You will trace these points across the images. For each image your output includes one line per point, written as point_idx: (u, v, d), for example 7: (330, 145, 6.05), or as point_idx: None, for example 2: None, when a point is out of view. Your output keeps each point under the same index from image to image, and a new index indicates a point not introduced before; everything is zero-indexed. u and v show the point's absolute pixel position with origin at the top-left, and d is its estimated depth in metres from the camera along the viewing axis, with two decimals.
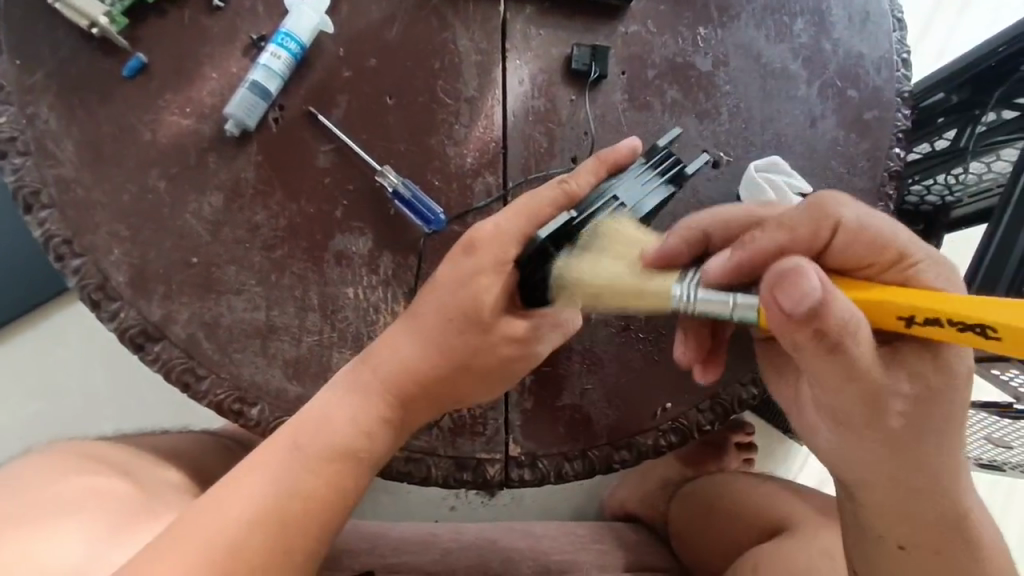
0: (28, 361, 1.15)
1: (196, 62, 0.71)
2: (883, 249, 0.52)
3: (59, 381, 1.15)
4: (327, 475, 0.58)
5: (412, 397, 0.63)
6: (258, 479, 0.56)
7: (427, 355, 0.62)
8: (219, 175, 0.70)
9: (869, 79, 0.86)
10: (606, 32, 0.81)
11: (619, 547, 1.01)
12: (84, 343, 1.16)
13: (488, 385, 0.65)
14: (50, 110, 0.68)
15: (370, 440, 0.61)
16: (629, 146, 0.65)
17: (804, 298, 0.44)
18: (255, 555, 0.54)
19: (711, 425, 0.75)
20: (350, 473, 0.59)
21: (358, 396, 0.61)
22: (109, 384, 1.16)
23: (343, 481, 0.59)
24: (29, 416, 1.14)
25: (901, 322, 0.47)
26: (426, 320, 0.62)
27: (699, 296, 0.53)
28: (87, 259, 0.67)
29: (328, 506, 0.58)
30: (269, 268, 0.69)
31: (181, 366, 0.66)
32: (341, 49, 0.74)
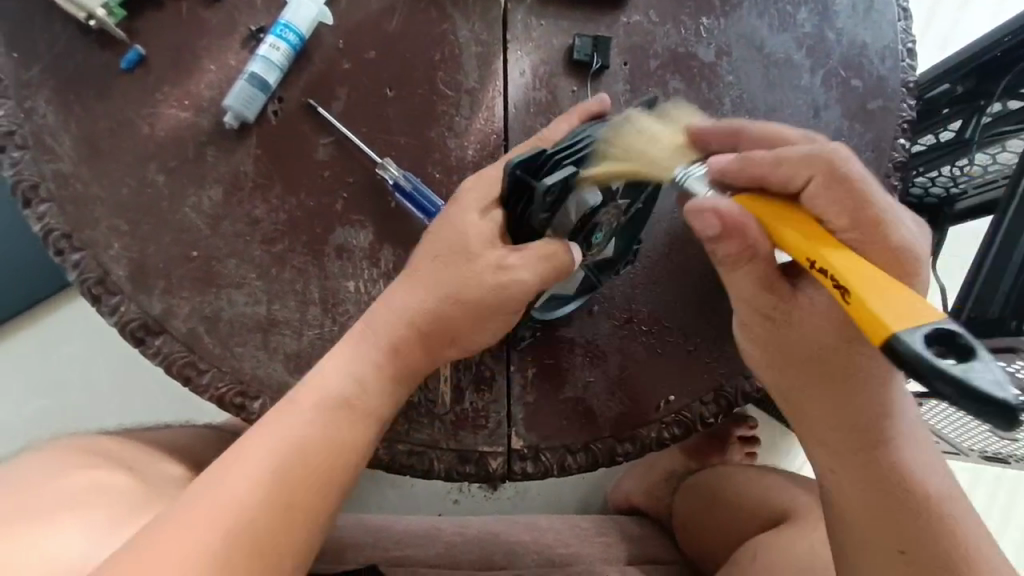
0: (30, 357, 1.15)
1: (194, 55, 0.71)
2: (861, 206, 0.53)
3: (60, 376, 1.15)
4: (339, 433, 0.58)
5: (418, 357, 0.63)
6: (267, 440, 0.56)
7: (439, 317, 0.62)
8: (218, 168, 0.69)
9: (873, 69, 0.85)
10: (607, 22, 0.80)
11: (622, 539, 1.01)
12: (86, 339, 1.16)
13: (481, 319, 0.63)
14: (47, 104, 0.67)
15: (366, 390, 0.61)
16: (597, 102, 0.70)
17: (710, 224, 0.56)
18: (257, 504, 0.53)
19: (715, 418, 0.74)
20: (345, 420, 0.59)
21: (367, 362, 0.61)
22: (111, 379, 1.16)
23: (339, 430, 0.58)
24: (32, 411, 1.14)
25: (806, 261, 0.50)
26: (435, 282, 0.62)
27: (694, 179, 0.60)
28: (86, 253, 0.66)
29: (329, 455, 0.57)
30: (269, 262, 0.68)
31: (182, 360, 0.66)
32: (340, 41, 0.74)
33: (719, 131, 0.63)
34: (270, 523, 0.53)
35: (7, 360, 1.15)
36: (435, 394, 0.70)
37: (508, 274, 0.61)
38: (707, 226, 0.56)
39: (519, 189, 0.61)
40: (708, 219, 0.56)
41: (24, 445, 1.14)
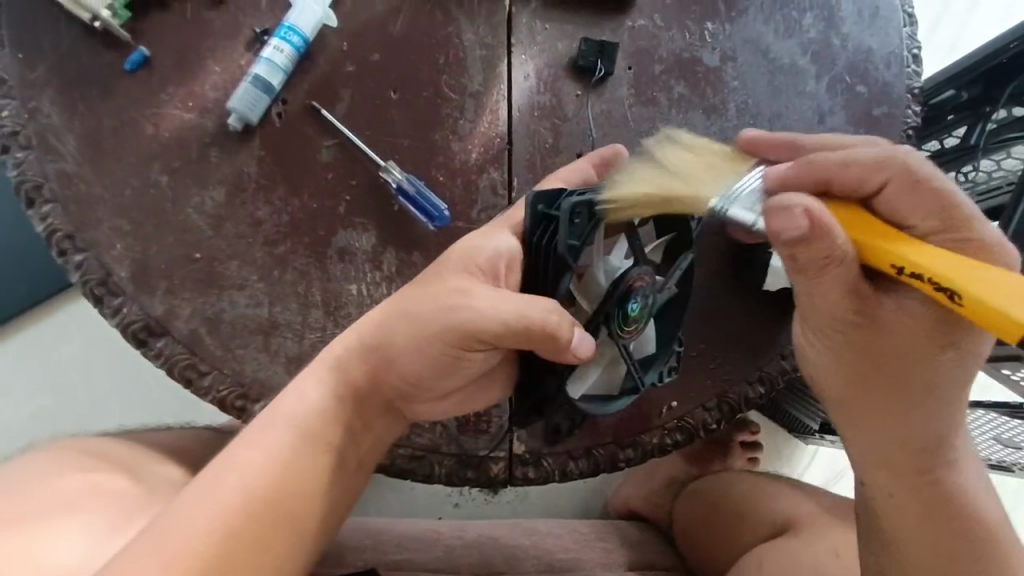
0: (33, 356, 1.15)
1: (199, 56, 0.71)
2: (919, 191, 0.47)
3: (62, 376, 1.15)
4: (292, 464, 0.57)
5: (376, 389, 0.62)
6: (230, 473, 0.54)
7: (394, 341, 0.59)
8: (221, 169, 0.69)
9: (879, 75, 0.85)
10: (612, 27, 0.80)
11: (622, 545, 1.00)
12: (89, 339, 1.16)
13: (434, 342, 0.58)
14: (52, 104, 0.67)
15: (325, 420, 0.60)
16: (611, 151, 0.70)
17: (792, 224, 0.45)
18: (203, 540, 0.50)
19: (717, 424, 0.75)
20: (301, 453, 0.58)
21: (325, 390, 0.60)
22: (112, 378, 1.16)
23: (293, 461, 0.57)
24: (30, 412, 1.14)
25: (893, 271, 0.46)
26: (396, 305, 0.59)
27: (735, 204, 0.56)
28: (89, 254, 0.66)
29: (277, 489, 0.55)
30: (272, 264, 0.68)
31: (184, 362, 0.66)
32: (344, 43, 0.74)
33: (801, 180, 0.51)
34: (238, 555, 0.52)
35: (8, 360, 1.15)
36: None
37: (468, 295, 0.57)
38: (790, 224, 0.45)
39: (541, 221, 0.61)
40: (791, 218, 0.45)
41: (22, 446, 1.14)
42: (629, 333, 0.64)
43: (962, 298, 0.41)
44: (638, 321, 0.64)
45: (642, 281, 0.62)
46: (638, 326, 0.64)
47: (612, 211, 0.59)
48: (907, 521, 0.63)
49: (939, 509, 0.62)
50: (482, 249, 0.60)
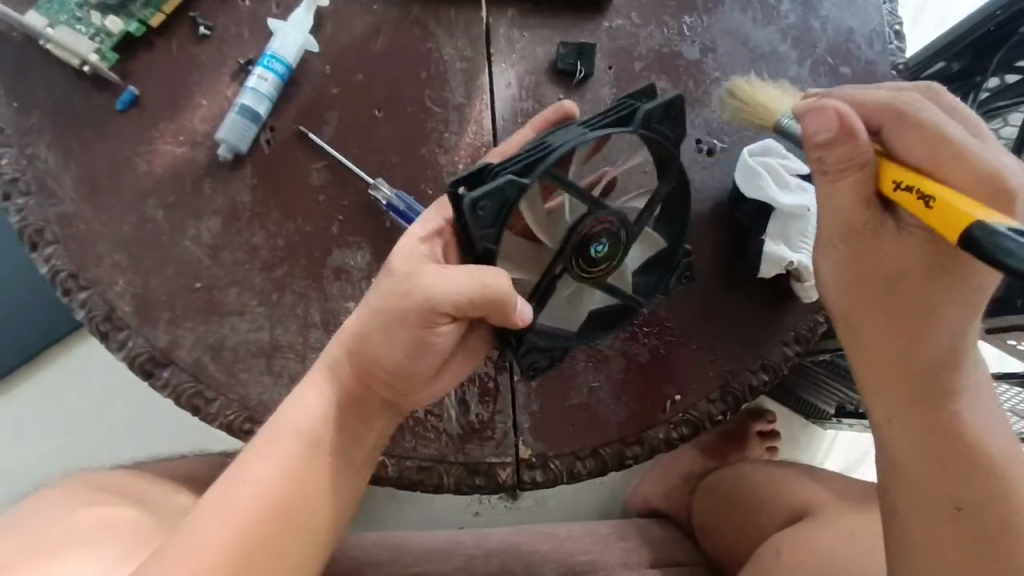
0: (48, 397, 1.17)
1: (187, 90, 0.72)
2: (939, 142, 0.50)
3: (77, 414, 1.17)
4: (292, 472, 0.58)
5: (369, 394, 0.62)
6: (236, 488, 0.56)
7: (368, 340, 0.60)
8: (215, 200, 0.71)
9: (861, 54, 0.85)
10: (590, 28, 0.81)
11: (645, 544, 1.00)
12: (101, 377, 1.18)
13: (400, 331, 0.58)
14: (48, 149, 0.69)
15: (320, 425, 0.60)
16: (558, 108, 0.68)
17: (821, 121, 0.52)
18: (215, 553, 0.52)
19: (723, 415, 0.75)
20: (301, 460, 0.59)
21: (318, 396, 0.61)
22: (126, 414, 1.18)
23: (293, 468, 0.58)
24: (47, 452, 1.16)
25: (892, 186, 0.53)
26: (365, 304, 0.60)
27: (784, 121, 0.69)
28: (91, 291, 0.68)
29: (282, 495, 0.57)
30: (270, 287, 0.70)
31: (190, 391, 0.67)
32: (327, 67, 0.75)
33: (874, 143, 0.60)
34: (252, 564, 0.54)
35: (24, 402, 1.17)
36: (439, 407, 0.70)
37: (417, 276, 0.57)
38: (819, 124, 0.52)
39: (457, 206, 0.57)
40: (824, 118, 0.52)
41: (37, 484, 1.16)
42: (599, 274, 0.63)
43: (933, 203, 0.49)
44: (608, 262, 0.62)
45: (603, 226, 0.60)
46: (610, 267, 0.63)
47: (523, 191, 0.55)
48: (908, 441, 0.63)
49: (952, 465, 0.61)
50: (415, 241, 0.60)
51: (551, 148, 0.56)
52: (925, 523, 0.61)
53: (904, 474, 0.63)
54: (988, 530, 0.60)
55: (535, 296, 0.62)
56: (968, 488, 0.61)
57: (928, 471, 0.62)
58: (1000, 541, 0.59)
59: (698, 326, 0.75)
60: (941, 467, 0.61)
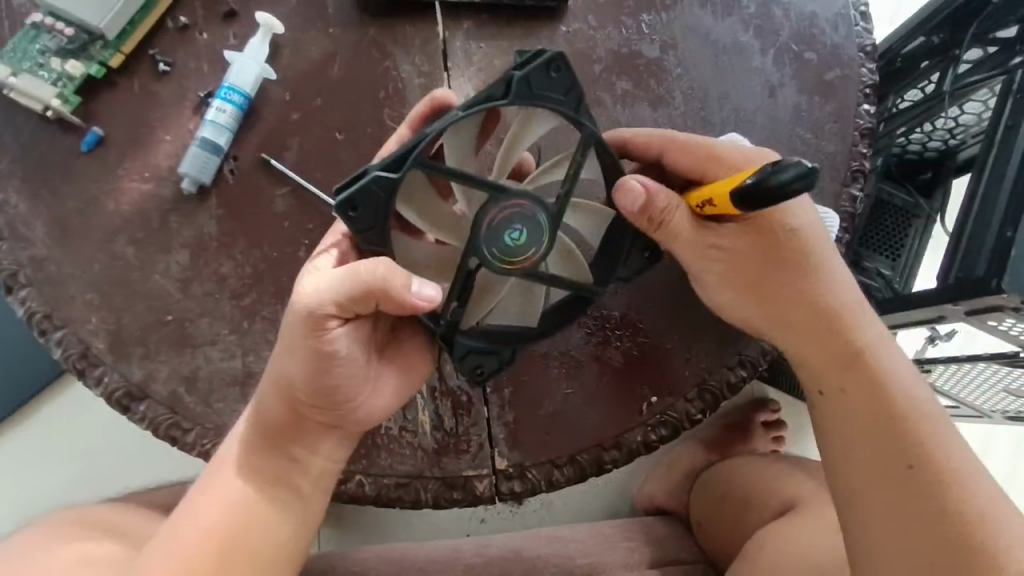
0: (43, 437, 1.18)
1: (149, 127, 0.74)
2: (714, 161, 0.65)
3: (73, 451, 1.18)
4: (232, 500, 0.61)
5: (304, 422, 0.62)
6: (189, 518, 0.61)
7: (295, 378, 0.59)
8: (182, 233, 0.72)
9: (826, 39, 0.84)
10: (546, 35, 0.81)
11: (648, 543, 1.00)
12: (92, 414, 1.18)
13: (303, 357, 0.58)
14: (18, 195, 0.71)
15: (255, 453, 0.62)
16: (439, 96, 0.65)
17: (635, 196, 0.60)
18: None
19: (702, 413, 0.74)
20: (239, 488, 0.62)
21: (250, 425, 0.62)
22: (119, 448, 1.18)
23: (235, 496, 0.61)
24: (46, 492, 1.17)
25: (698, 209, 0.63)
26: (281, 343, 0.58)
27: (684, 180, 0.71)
28: (66, 331, 0.69)
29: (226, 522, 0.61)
30: (241, 315, 0.71)
31: (167, 422, 0.69)
32: (286, 93, 0.76)
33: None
34: None
35: (21, 444, 1.18)
36: (414, 423, 0.71)
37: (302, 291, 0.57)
38: (631, 194, 0.60)
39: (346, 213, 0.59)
40: (632, 193, 0.60)
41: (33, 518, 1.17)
42: (524, 262, 0.60)
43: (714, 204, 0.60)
44: (533, 247, 0.60)
45: (514, 208, 0.58)
46: (536, 253, 0.60)
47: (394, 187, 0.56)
48: (837, 402, 0.67)
49: (880, 416, 0.65)
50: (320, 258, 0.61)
51: (424, 137, 0.56)
52: (877, 486, 0.63)
53: (841, 434, 0.67)
54: (935, 487, 0.61)
55: (459, 295, 0.61)
56: (911, 444, 0.63)
57: (860, 427, 0.66)
58: (948, 495, 0.61)
59: (672, 325, 0.75)
60: (871, 421, 0.65)
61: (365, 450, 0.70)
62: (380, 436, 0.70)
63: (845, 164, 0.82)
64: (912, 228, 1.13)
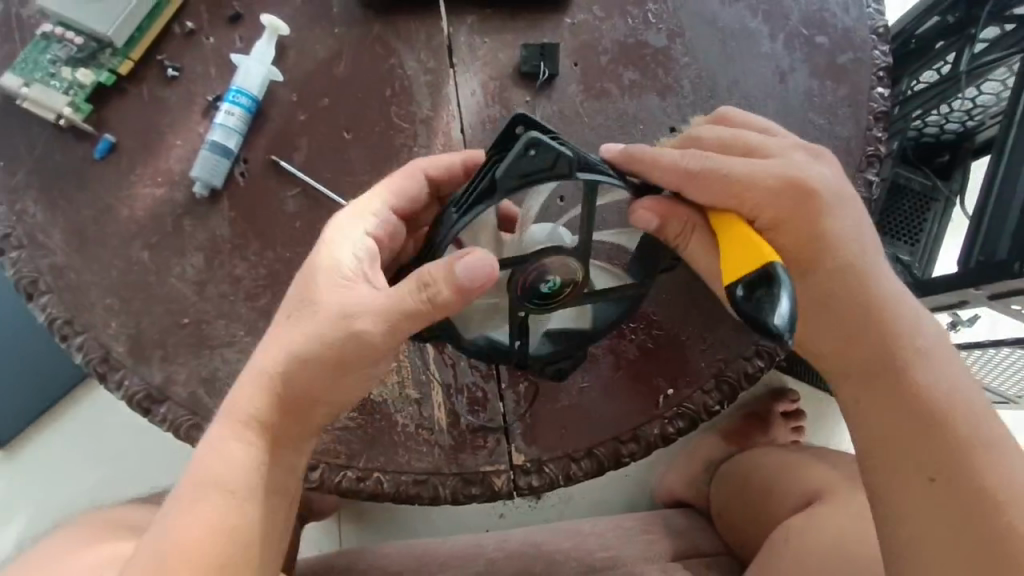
0: (68, 441, 1.20)
1: (160, 132, 0.74)
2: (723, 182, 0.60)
3: (98, 455, 1.20)
4: (198, 514, 0.56)
5: (284, 423, 0.60)
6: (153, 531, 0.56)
7: (284, 374, 0.58)
8: (196, 236, 0.72)
9: (837, 21, 0.82)
10: (551, 27, 0.81)
11: (667, 535, 1.00)
12: (116, 418, 1.21)
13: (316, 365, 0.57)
14: (35, 203, 0.72)
15: (226, 463, 0.58)
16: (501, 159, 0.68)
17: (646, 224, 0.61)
18: None
19: (720, 404, 0.74)
20: (207, 500, 0.57)
21: (223, 430, 0.58)
22: (142, 451, 1.20)
23: (203, 511, 0.57)
24: (70, 496, 1.19)
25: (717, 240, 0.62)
26: (274, 338, 0.59)
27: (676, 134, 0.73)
28: (87, 336, 0.70)
29: (189, 537, 0.55)
30: (256, 316, 0.71)
31: (187, 423, 0.69)
32: (294, 94, 0.77)
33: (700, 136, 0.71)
34: None
35: (47, 449, 1.20)
36: (430, 420, 0.71)
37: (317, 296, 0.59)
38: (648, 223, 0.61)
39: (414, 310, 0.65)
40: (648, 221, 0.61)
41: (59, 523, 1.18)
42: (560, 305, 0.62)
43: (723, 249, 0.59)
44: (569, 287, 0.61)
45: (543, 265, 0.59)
46: (577, 290, 0.61)
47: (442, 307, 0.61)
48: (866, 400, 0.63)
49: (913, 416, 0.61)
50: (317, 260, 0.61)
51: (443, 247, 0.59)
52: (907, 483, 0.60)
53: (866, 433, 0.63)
54: (965, 488, 0.58)
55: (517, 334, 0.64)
56: (944, 445, 0.60)
57: (890, 425, 0.62)
58: (983, 496, 0.58)
59: (690, 315, 0.74)
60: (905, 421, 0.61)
61: (382, 448, 0.71)
62: (397, 433, 0.71)
63: (860, 149, 0.80)
64: (931, 212, 1.12)
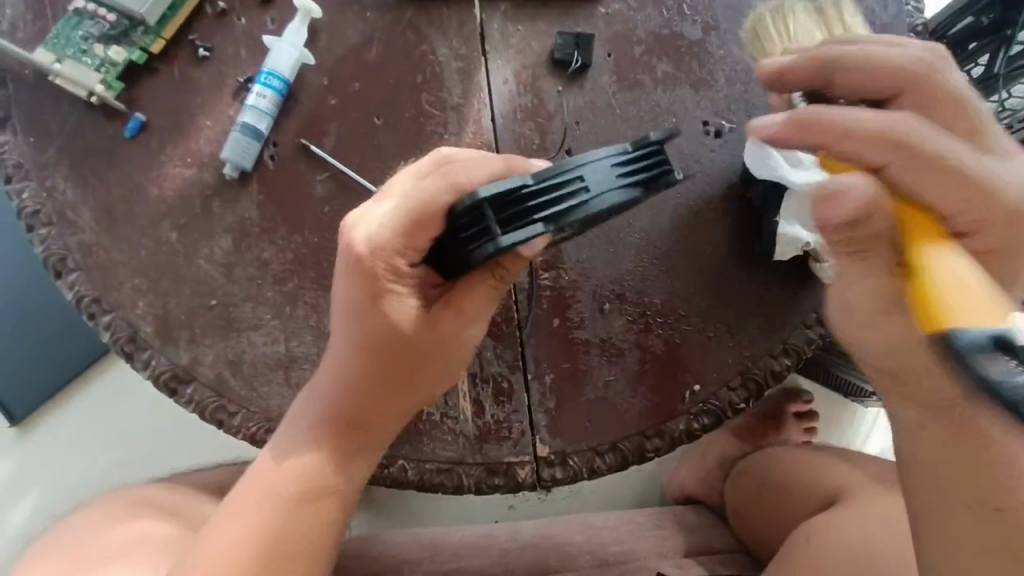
0: (85, 418, 1.21)
1: (191, 113, 0.74)
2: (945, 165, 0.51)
3: (113, 432, 1.21)
4: (296, 507, 0.62)
5: (374, 426, 0.64)
6: (244, 517, 0.62)
7: (355, 378, 0.61)
8: (225, 219, 0.72)
9: (875, 19, 0.81)
10: (585, 16, 0.80)
11: (679, 531, 0.99)
12: (132, 395, 1.21)
13: (418, 375, 0.62)
14: (65, 180, 0.72)
15: (325, 462, 0.63)
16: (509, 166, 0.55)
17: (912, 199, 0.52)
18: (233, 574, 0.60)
19: (745, 402, 0.73)
20: (305, 491, 0.63)
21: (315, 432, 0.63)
22: (157, 429, 1.21)
23: (304, 502, 0.63)
24: (86, 473, 1.20)
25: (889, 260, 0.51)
26: (343, 348, 0.61)
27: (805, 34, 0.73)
28: (115, 315, 0.70)
29: (288, 525, 0.62)
30: (283, 300, 0.71)
31: (213, 405, 0.69)
32: (325, 78, 0.76)
33: (811, 78, 0.60)
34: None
35: (63, 425, 1.21)
36: (455, 409, 0.71)
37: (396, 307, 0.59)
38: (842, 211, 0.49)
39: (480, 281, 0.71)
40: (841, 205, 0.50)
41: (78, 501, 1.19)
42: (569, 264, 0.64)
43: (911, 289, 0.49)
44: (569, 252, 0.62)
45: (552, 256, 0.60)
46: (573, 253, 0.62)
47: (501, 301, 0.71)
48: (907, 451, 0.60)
49: None
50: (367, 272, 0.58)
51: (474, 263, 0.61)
52: None
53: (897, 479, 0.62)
54: None
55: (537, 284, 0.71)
56: None
57: None
58: None
59: (720, 310, 0.74)
60: None
61: (407, 435, 0.70)
62: (422, 421, 0.71)
63: None
64: None
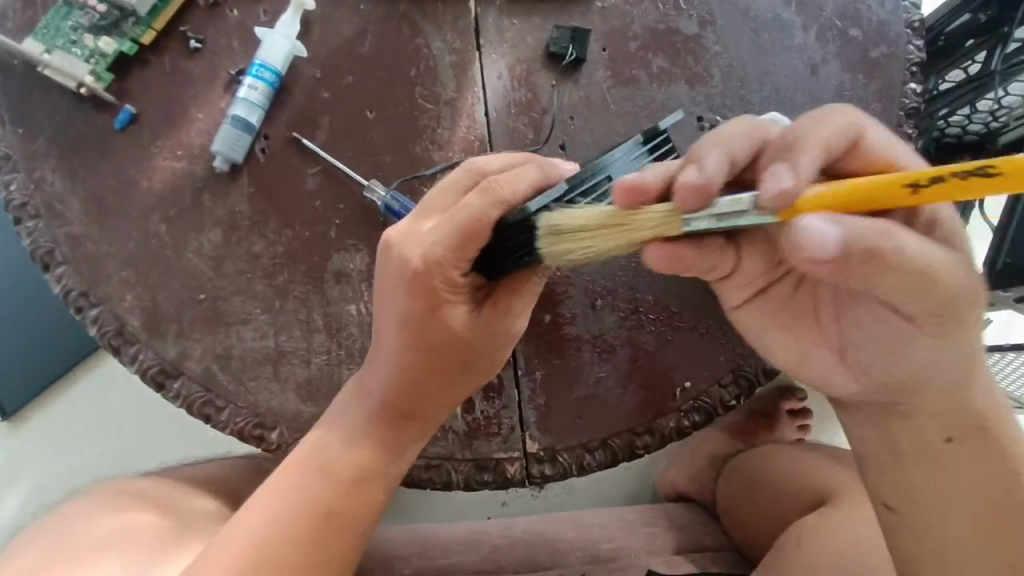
0: (76, 412, 1.20)
1: (181, 105, 0.73)
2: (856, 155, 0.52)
3: (104, 426, 1.20)
4: (337, 496, 0.63)
5: (418, 420, 0.66)
6: (283, 506, 0.61)
7: (408, 373, 0.62)
8: (215, 211, 0.72)
9: (872, 15, 0.80)
10: (580, 11, 0.79)
11: (672, 529, 0.99)
12: (123, 390, 1.21)
13: (468, 369, 0.64)
14: (53, 172, 0.71)
15: (372, 453, 0.64)
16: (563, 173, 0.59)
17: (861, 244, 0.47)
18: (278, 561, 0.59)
19: (735, 399, 0.73)
20: (346, 481, 0.63)
21: (362, 423, 0.64)
22: (148, 423, 1.20)
23: (346, 490, 0.63)
24: (76, 466, 1.19)
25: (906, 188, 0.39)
26: (395, 342, 0.62)
27: None
28: (103, 308, 0.70)
29: (331, 513, 0.62)
30: (272, 294, 0.70)
31: (201, 400, 0.69)
32: (317, 71, 0.75)
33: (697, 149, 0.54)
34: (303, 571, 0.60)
35: (54, 419, 1.20)
36: None
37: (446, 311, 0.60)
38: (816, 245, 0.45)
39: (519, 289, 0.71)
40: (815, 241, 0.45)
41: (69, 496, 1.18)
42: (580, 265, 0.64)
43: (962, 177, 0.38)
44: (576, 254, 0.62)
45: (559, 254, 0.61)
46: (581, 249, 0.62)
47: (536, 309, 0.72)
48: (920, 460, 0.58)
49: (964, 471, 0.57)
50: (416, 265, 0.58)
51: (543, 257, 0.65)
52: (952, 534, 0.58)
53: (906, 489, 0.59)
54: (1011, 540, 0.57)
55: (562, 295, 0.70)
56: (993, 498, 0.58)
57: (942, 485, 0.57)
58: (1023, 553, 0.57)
59: (712, 307, 0.73)
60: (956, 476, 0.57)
61: None
62: None
63: None
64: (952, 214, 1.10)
